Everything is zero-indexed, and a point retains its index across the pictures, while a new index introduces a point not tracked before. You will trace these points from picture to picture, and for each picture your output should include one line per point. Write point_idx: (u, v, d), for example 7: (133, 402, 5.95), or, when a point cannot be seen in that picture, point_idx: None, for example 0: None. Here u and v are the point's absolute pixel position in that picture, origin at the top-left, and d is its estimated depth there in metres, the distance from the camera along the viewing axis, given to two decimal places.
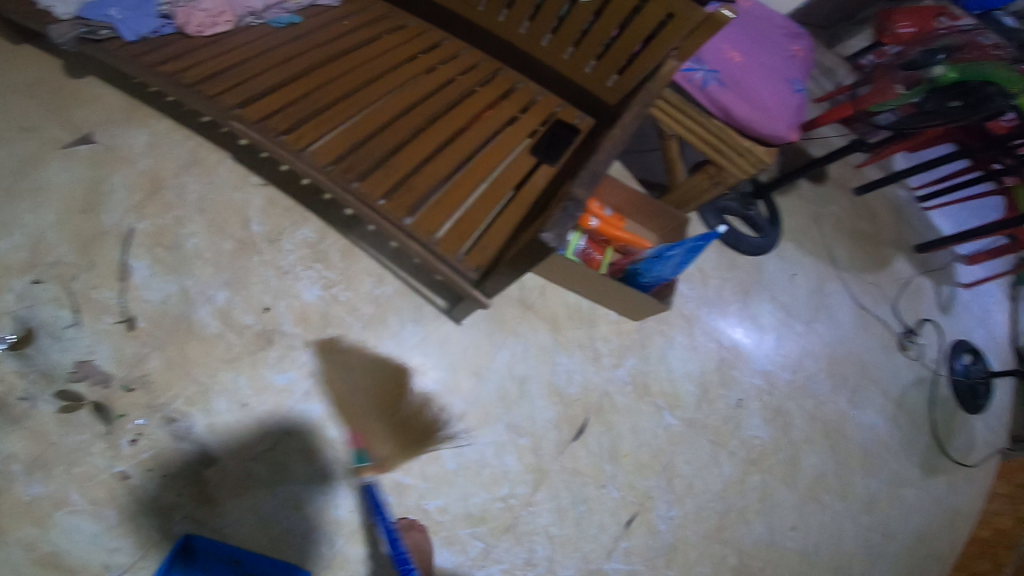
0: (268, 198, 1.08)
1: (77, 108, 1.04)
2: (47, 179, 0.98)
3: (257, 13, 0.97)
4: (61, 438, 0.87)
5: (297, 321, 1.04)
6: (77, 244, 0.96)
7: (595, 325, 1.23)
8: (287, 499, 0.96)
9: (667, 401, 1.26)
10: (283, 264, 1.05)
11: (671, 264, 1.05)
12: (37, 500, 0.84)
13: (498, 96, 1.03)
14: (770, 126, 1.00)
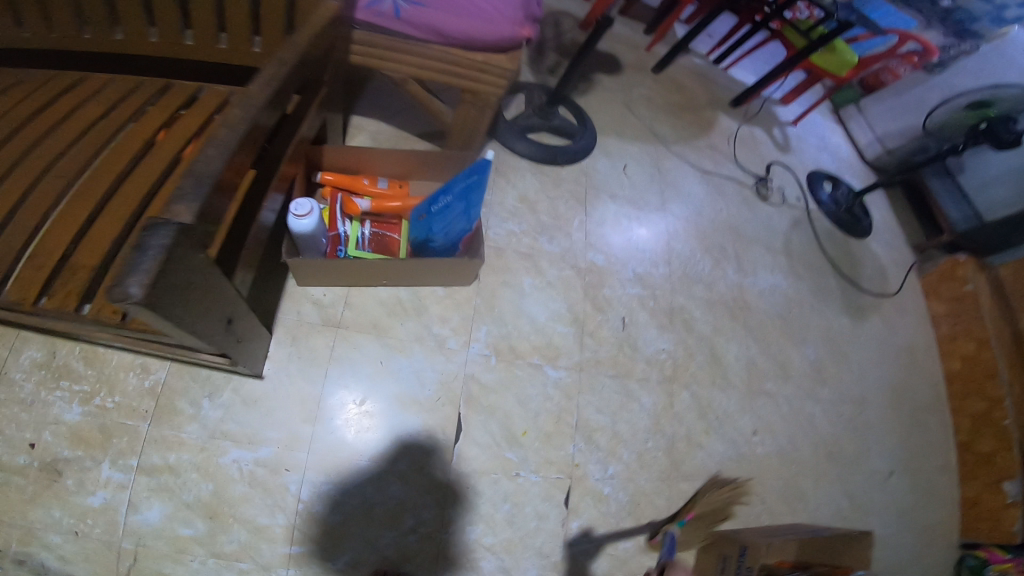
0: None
1: None
2: None
3: None
4: None
5: (74, 444, 0.87)
6: None
7: (425, 310, 1.08)
8: None
9: (543, 354, 1.10)
10: (22, 396, 0.88)
11: (453, 216, 0.90)
12: None
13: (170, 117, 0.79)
14: (493, 29, 0.86)
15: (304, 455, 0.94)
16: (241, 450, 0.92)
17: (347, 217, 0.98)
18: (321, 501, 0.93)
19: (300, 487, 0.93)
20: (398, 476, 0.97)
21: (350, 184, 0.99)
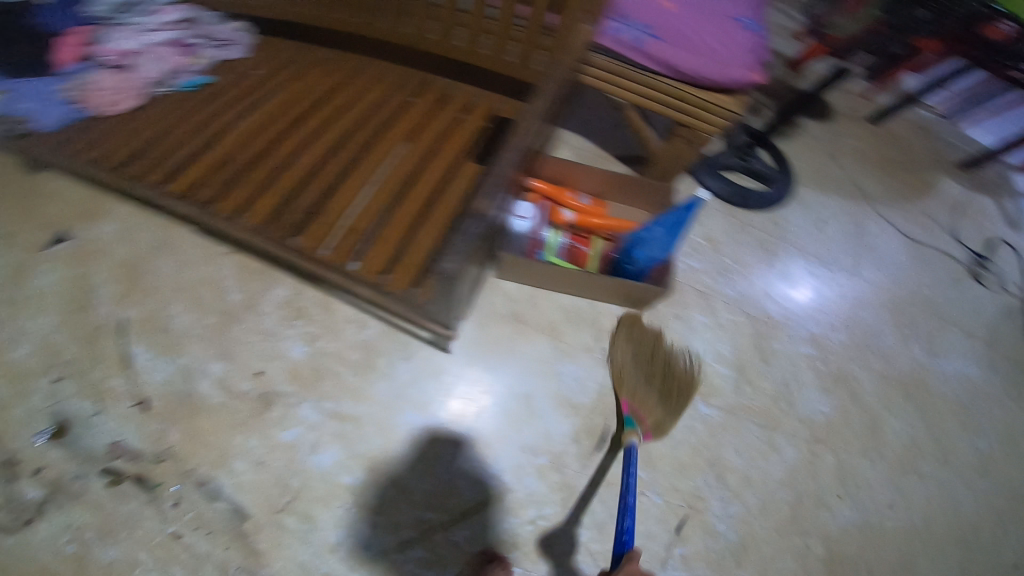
0: (236, 269, 1.08)
1: (43, 204, 1.07)
2: (40, 286, 1.00)
3: (161, 82, 0.97)
4: (116, 508, 0.88)
5: (290, 379, 1.01)
6: (82, 339, 0.98)
7: (599, 324, 1.13)
8: (323, 545, 0.90)
9: (699, 390, 1.11)
10: (265, 327, 1.04)
11: (655, 246, 0.90)
12: (114, 563, 0.85)
13: (430, 107, 1.02)
14: (726, 72, 0.83)
15: (461, 431, 1.01)
16: (411, 414, 1.01)
17: (548, 224, 1.00)
18: (462, 476, 0.97)
19: (450, 457, 0.99)
20: (535, 470, 1.00)
21: (557, 196, 1.01)
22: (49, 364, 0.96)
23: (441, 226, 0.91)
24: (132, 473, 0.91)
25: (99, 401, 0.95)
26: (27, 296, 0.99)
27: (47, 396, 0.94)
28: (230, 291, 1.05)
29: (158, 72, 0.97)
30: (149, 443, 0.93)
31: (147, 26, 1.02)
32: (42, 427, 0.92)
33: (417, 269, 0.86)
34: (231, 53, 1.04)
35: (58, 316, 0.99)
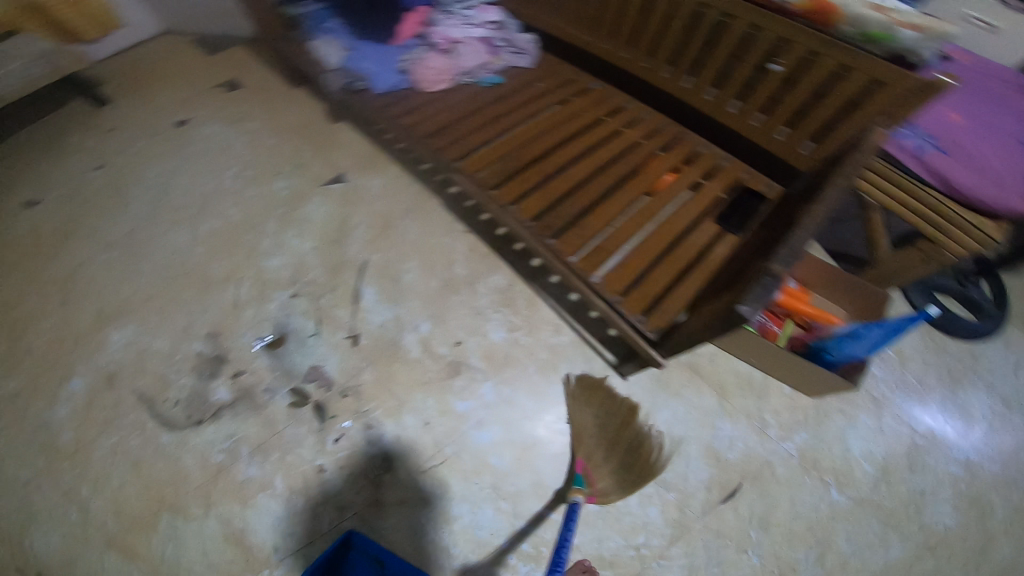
0: (468, 244, 1.22)
1: (334, 148, 1.28)
2: (306, 214, 1.20)
3: (469, 73, 1.14)
4: (284, 429, 1.06)
5: (483, 357, 1.14)
6: (328, 266, 1.17)
7: (765, 397, 1.18)
8: (440, 514, 1.00)
9: (837, 478, 1.10)
10: (478, 305, 1.18)
11: (863, 344, 0.92)
12: (250, 480, 1.02)
13: (679, 160, 1.05)
14: (1002, 198, 0.86)
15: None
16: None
17: None
18: (598, 489, 1.08)
19: None
20: (659, 501, 1.07)
21: None
22: (295, 279, 1.16)
23: (676, 272, 0.95)
24: (315, 397, 1.14)
25: (318, 326, 1.14)
26: (297, 216, 1.21)
27: (282, 306, 1.14)
28: (459, 262, 1.21)
29: (469, 64, 1.13)
30: (341, 377, 1.14)
31: (475, 18, 1.14)
32: (268, 331, 1.13)
33: (649, 302, 0.92)
34: (519, 60, 1.17)
35: (314, 240, 1.18)
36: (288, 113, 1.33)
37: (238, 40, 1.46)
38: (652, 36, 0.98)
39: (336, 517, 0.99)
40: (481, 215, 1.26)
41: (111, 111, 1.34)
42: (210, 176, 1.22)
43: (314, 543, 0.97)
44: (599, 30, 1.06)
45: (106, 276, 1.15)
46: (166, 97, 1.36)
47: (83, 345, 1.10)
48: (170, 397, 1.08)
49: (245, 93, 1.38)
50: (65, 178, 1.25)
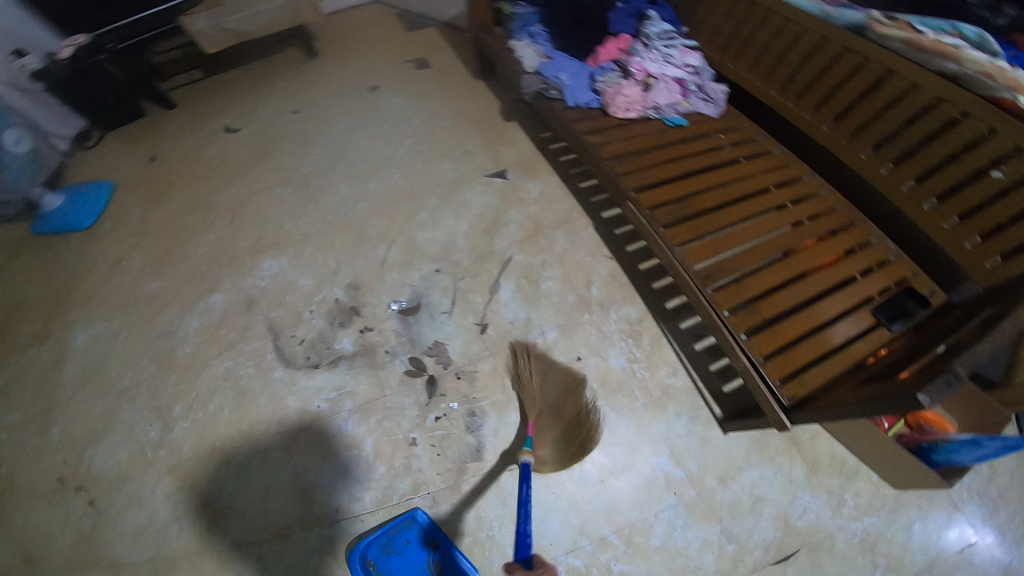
0: (610, 270, 1.28)
1: (502, 146, 1.44)
2: (468, 199, 1.36)
3: (659, 109, 1.26)
4: (392, 394, 1.16)
5: (598, 378, 1.17)
6: (475, 254, 1.29)
7: (853, 478, 1.08)
8: (510, 515, 1.04)
9: (890, 565, 1.01)
10: (605, 328, 1.22)
11: (976, 452, 0.86)
12: (340, 436, 1.12)
13: (848, 247, 1.11)
14: None
15: (692, 492, 1.07)
16: (663, 458, 1.10)
17: None
18: (664, 526, 1.04)
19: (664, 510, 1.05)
20: (716, 551, 1.02)
21: None
22: (443, 256, 1.29)
23: (824, 349, 0.99)
24: (430, 371, 1.18)
25: (452, 305, 1.24)
26: (456, 200, 1.36)
27: (425, 278, 1.27)
28: (597, 283, 1.27)
29: (662, 101, 1.25)
30: (459, 358, 1.19)
31: (676, 60, 1.27)
32: (406, 297, 1.25)
33: (790, 370, 0.97)
34: (709, 110, 1.29)
35: (466, 228, 1.32)
36: (471, 100, 1.53)
37: (443, 46, 1.66)
38: (864, 122, 1.08)
39: (405, 492, 1.07)
40: (629, 248, 1.31)
41: (316, 67, 1.65)
42: (394, 144, 1.45)
43: (376, 511, 1.05)
44: (807, 107, 1.17)
45: (275, 208, 1.36)
46: (369, 75, 1.60)
47: (241, 263, 1.29)
48: (301, 331, 1.21)
49: (440, 89, 1.55)
50: (265, 115, 1.54)
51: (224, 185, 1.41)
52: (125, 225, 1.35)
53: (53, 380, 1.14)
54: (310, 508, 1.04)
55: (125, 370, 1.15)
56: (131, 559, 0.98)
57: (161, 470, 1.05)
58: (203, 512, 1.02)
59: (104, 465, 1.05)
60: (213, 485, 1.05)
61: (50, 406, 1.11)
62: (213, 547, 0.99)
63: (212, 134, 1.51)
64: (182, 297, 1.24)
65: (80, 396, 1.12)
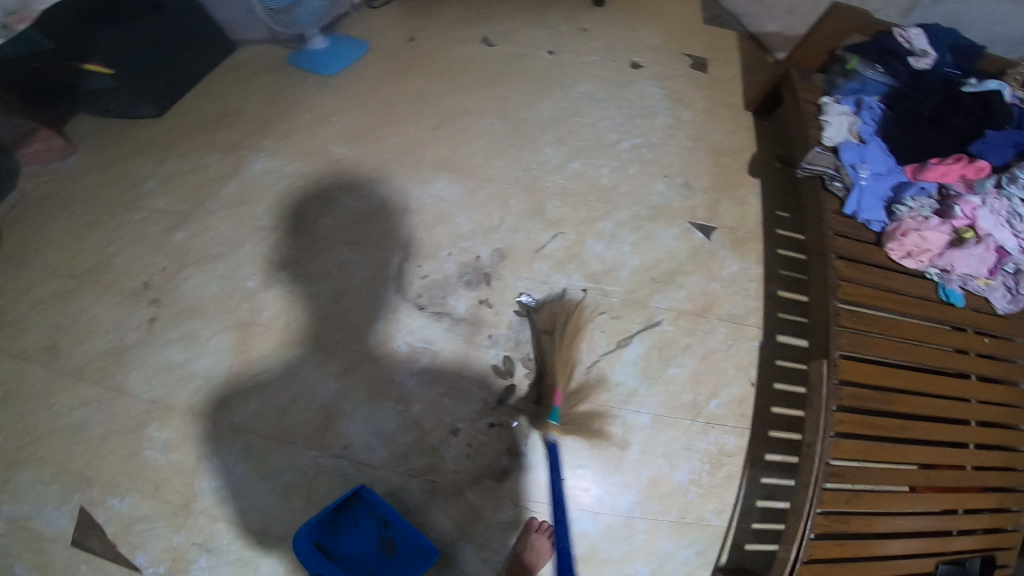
0: (743, 394, 1.10)
1: (729, 200, 1.22)
2: (658, 236, 1.18)
3: (945, 274, 1.00)
4: (466, 376, 1.11)
5: (650, 483, 1.05)
6: (628, 296, 1.14)
7: None
8: (480, 535, 1.03)
9: None
10: (695, 443, 1.07)
11: None
12: (397, 386, 1.12)
13: (981, 509, 0.95)
14: None
15: None
16: (644, 570, 1.00)
17: None
18: None
19: None
20: None
21: None
22: (598, 278, 1.15)
23: None
24: (515, 380, 1.11)
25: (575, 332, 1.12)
26: (648, 228, 1.19)
27: (567, 287, 1.15)
28: (720, 397, 1.10)
29: (959, 270, 0.98)
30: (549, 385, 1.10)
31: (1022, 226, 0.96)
32: (539, 293, 1.14)
33: None
34: (1001, 304, 1.00)
35: (636, 264, 1.16)
36: (733, 130, 1.29)
37: (736, 56, 1.41)
38: None
39: (414, 469, 1.07)
40: (775, 384, 1.11)
41: (595, 16, 1.49)
42: (623, 132, 1.28)
43: (381, 468, 1.06)
44: None
45: (475, 137, 1.32)
46: (643, 51, 1.41)
47: (416, 173, 1.29)
48: (429, 268, 1.18)
49: (705, 101, 1.32)
50: (523, 42, 1.45)
51: (444, 93, 1.40)
52: (354, 83, 1.45)
53: (218, 186, 1.33)
54: (323, 436, 1.09)
55: (270, 212, 1.28)
56: (142, 393, 1.13)
57: (229, 322, 1.19)
58: (229, 382, 1.14)
59: (199, 284, 1.23)
60: (256, 366, 1.15)
61: (199, 207, 1.31)
62: (227, 418, 1.11)
63: (466, 40, 1.49)
64: (351, 175, 1.30)
65: (221, 213, 1.29)
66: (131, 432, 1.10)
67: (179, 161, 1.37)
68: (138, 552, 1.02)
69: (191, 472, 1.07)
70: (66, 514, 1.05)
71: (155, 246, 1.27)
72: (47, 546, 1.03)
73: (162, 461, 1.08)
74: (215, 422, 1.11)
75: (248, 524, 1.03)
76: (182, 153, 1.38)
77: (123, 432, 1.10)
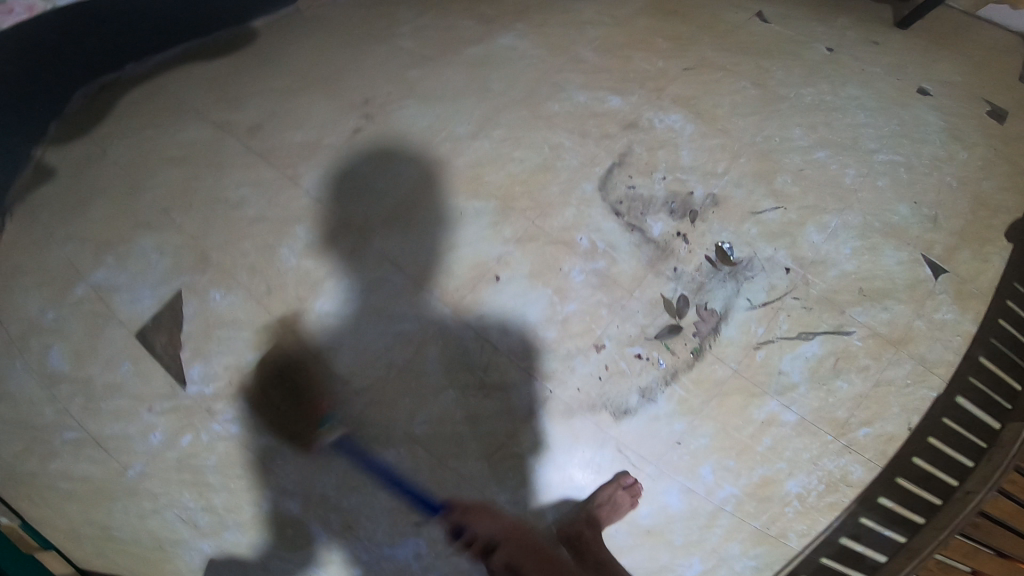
0: (895, 434, 1.02)
1: (973, 252, 1.10)
2: (881, 252, 1.07)
3: None
4: (634, 296, 1.05)
5: (763, 479, 1.00)
6: (830, 294, 1.04)
7: None
8: (573, 461, 1.02)
9: None
10: (823, 463, 1.01)
11: None
12: (565, 277, 1.06)
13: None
14: None
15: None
16: (698, 566, 1.03)
17: None
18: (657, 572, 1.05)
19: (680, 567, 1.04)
20: None
21: None
22: (807, 263, 1.05)
23: None
24: (683, 322, 1.03)
25: (763, 303, 1.03)
26: (874, 241, 1.08)
27: (772, 257, 1.06)
28: (871, 427, 1.02)
29: None
30: (714, 343, 1.02)
31: None
32: (741, 252, 1.06)
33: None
34: None
35: (848, 268, 1.06)
36: (1003, 190, 1.18)
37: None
38: None
39: (534, 369, 1.02)
40: (926, 440, 1.04)
41: (888, 34, 1.40)
42: (882, 143, 1.20)
43: (512, 351, 1.02)
44: None
45: (725, 91, 1.26)
46: (935, 81, 1.32)
47: (654, 98, 1.24)
48: (639, 182, 1.13)
49: (985, 151, 1.22)
50: (801, 30, 1.39)
51: (705, 44, 1.36)
52: (618, 6, 1.43)
53: (463, 47, 1.35)
54: (464, 299, 1.05)
55: (503, 81, 1.27)
56: (309, 186, 1.16)
57: (426, 157, 1.17)
58: (403, 208, 1.12)
59: (411, 115, 1.23)
60: (434, 209, 1.12)
61: (442, 56, 1.34)
62: (372, 243, 1.09)
63: (745, 7, 1.43)
64: (592, 76, 1.28)
65: (457, 67, 1.31)
66: (281, 224, 1.12)
67: (437, 19, 1.42)
68: (197, 363, 1.07)
69: (315, 283, 1.07)
70: (152, 299, 1.11)
71: (388, 76, 1.31)
72: (115, 326, 1.11)
73: (291, 263, 1.09)
74: (361, 244, 1.09)
75: (332, 363, 1.02)
76: (438, 14, 1.44)
77: (274, 221, 1.13)
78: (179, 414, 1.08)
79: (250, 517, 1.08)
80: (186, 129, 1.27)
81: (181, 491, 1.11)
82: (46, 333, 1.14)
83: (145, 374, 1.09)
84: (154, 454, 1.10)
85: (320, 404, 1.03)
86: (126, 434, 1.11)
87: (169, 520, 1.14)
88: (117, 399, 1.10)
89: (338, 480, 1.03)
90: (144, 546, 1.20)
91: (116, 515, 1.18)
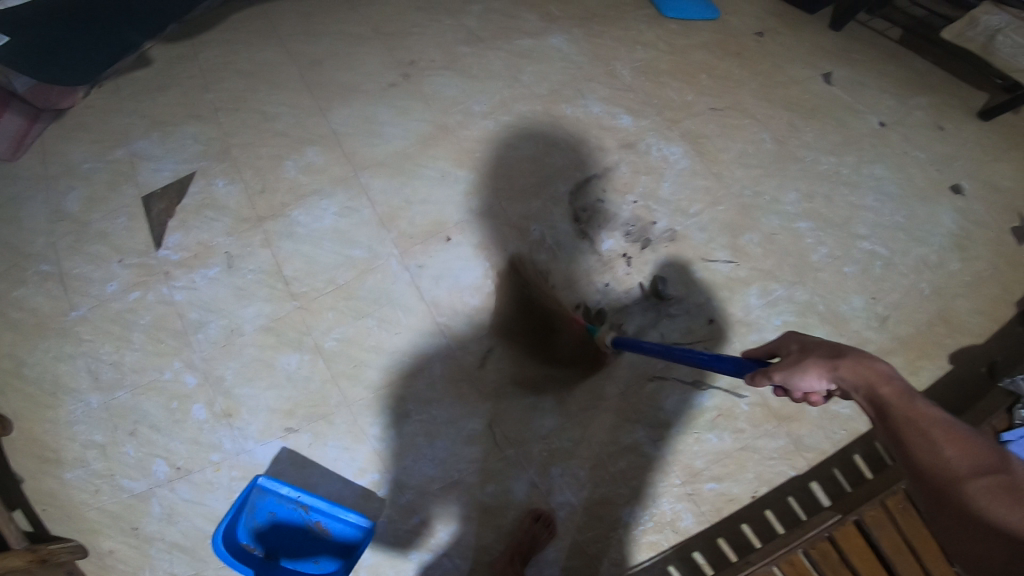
0: (738, 496, 1.06)
1: (908, 364, 1.09)
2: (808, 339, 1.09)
3: None
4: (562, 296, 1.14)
5: (609, 497, 1.05)
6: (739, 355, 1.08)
7: None
8: (441, 422, 1.09)
9: None
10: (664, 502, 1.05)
11: None
12: (507, 261, 1.15)
13: None
14: None
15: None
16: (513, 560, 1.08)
17: None
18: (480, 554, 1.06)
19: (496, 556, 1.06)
20: None
21: None
22: (731, 320, 1.09)
23: None
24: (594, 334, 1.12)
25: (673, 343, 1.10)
26: (807, 325, 1.10)
27: (699, 305, 1.11)
28: (718, 484, 1.06)
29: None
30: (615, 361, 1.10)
31: None
32: (672, 290, 1.13)
33: None
34: None
35: (770, 337, 1.08)
36: (983, 312, 1.14)
37: None
38: None
39: (450, 329, 1.12)
40: (766, 511, 1.06)
41: (957, 127, 1.31)
42: (875, 236, 1.17)
43: (426, 304, 1.12)
44: None
45: (742, 139, 1.26)
46: (976, 180, 1.25)
47: (665, 127, 1.27)
48: (610, 199, 1.19)
49: (986, 268, 1.17)
50: (863, 98, 1.34)
51: (746, 91, 1.34)
52: (681, 35, 1.45)
53: (519, 36, 1.42)
54: (413, 246, 1.16)
55: (533, 76, 1.35)
56: (336, 119, 1.31)
57: (434, 119, 1.29)
58: (400, 157, 1.24)
59: (441, 81, 1.35)
60: (425, 164, 1.23)
61: (493, 40, 1.42)
62: (362, 178, 1.23)
63: (810, 68, 1.39)
64: (617, 93, 1.32)
65: (502, 51, 1.40)
66: (297, 143, 1.28)
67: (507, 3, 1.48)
68: (177, 232, 1.23)
69: (301, 195, 1.23)
70: (171, 173, 1.30)
71: (438, 43, 1.42)
72: (130, 185, 1.29)
73: (292, 174, 1.25)
74: (352, 173, 1.24)
75: (285, 266, 1.17)
76: None
77: (292, 139, 1.29)
78: (142, 271, 1.21)
79: (147, 382, 1.15)
80: (261, 47, 1.45)
81: (103, 342, 1.17)
82: (76, 177, 1.32)
83: (131, 231, 1.25)
84: (101, 302, 1.20)
85: (263, 295, 1.16)
86: (89, 277, 1.22)
87: (76, 366, 1.17)
88: (99, 245, 1.24)
89: (242, 367, 1.13)
90: (39, 389, 1.17)
91: (34, 353, 1.19)
